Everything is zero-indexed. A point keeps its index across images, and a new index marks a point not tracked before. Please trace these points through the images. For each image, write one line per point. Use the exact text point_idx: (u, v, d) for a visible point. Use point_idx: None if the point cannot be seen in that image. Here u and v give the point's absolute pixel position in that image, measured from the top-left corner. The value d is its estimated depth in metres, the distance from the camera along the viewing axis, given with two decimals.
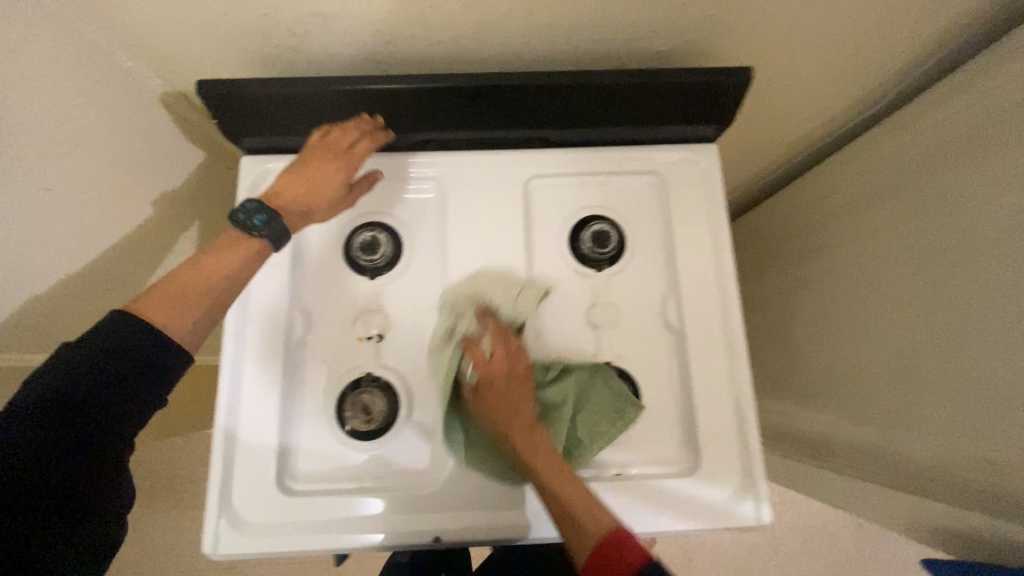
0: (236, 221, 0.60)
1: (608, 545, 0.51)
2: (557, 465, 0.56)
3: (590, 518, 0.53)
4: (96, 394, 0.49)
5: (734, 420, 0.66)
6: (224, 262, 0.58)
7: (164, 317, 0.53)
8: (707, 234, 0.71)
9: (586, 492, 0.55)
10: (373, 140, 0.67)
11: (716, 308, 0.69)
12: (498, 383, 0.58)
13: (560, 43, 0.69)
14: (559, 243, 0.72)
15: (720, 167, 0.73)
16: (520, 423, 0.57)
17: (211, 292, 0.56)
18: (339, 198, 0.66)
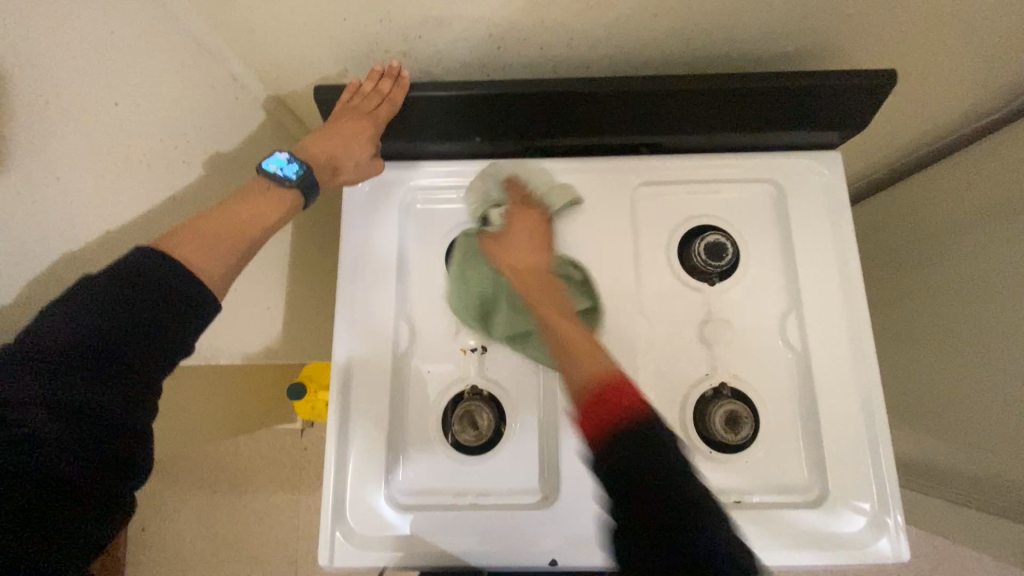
0: (264, 172, 0.60)
1: (604, 383, 0.48)
2: (555, 307, 0.59)
3: (590, 355, 0.51)
4: (114, 340, 0.44)
5: (864, 447, 0.63)
6: (253, 209, 0.57)
7: (192, 260, 0.51)
8: (832, 250, 0.67)
9: (584, 333, 0.55)
10: (391, 103, 0.66)
11: (843, 328, 0.65)
12: (518, 230, 0.65)
13: (679, 45, 0.65)
14: (669, 255, 0.68)
15: (845, 178, 0.69)
16: (532, 258, 0.63)
17: (246, 239, 0.55)
18: (365, 164, 0.67)
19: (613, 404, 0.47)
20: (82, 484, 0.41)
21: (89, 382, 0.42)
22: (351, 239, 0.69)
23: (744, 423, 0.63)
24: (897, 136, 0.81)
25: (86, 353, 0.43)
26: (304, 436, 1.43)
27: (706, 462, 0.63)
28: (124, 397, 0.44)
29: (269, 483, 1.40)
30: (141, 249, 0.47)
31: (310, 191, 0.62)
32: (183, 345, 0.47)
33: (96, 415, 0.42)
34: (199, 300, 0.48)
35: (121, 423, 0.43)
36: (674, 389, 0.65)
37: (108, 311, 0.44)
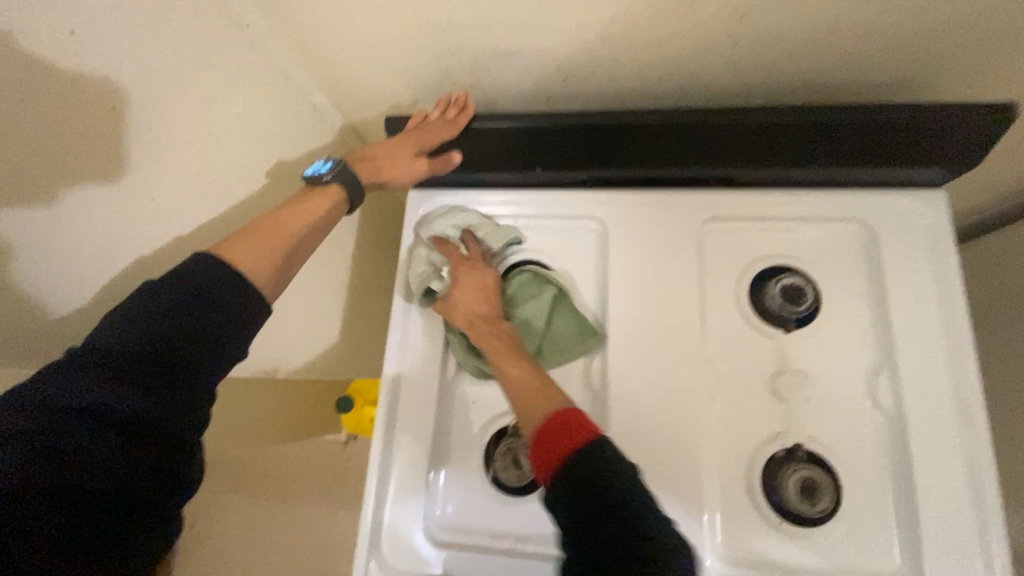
0: (307, 178, 0.61)
1: (548, 423, 0.48)
2: (503, 350, 0.58)
3: (535, 401, 0.52)
4: (171, 344, 0.44)
5: (974, 539, 0.53)
6: (301, 212, 0.57)
7: (249, 258, 0.52)
8: (934, 303, 0.59)
9: (534, 376, 0.55)
10: (447, 124, 0.66)
11: (947, 396, 0.56)
12: (460, 283, 0.63)
13: (758, 75, 0.61)
14: (739, 297, 0.63)
15: (951, 220, 0.61)
16: (480, 309, 0.62)
17: (290, 235, 0.55)
18: (408, 162, 0.64)
19: (562, 443, 0.46)
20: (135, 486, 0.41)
21: (143, 385, 0.43)
22: (408, 263, 0.70)
23: (822, 493, 0.56)
24: (1012, 174, 0.72)
25: (143, 357, 0.43)
26: (346, 447, 1.45)
27: (774, 534, 0.56)
28: (178, 401, 0.44)
29: (310, 490, 1.43)
30: (201, 254, 0.49)
31: (351, 188, 0.61)
32: (236, 352, 0.48)
33: (152, 416, 0.43)
34: (257, 308, 0.50)
35: (176, 424, 0.44)
36: (741, 446, 0.58)
37: (166, 315, 0.45)
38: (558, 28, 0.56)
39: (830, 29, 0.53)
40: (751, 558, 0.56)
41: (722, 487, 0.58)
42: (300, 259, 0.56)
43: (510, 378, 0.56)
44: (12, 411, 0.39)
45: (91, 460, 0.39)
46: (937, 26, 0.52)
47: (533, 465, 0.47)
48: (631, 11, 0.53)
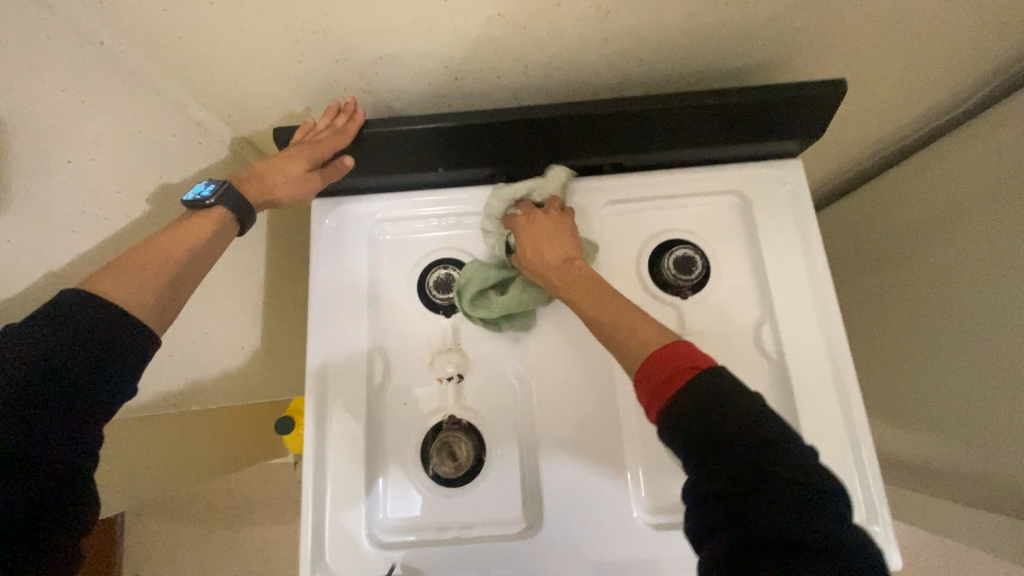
0: (189, 202, 0.57)
1: (654, 359, 0.47)
2: (595, 290, 0.57)
3: (636, 334, 0.51)
4: (49, 388, 0.41)
5: (847, 455, 0.62)
6: (186, 236, 0.54)
7: (129, 289, 0.47)
8: (801, 258, 0.67)
9: (627, 306, 0.53)
10: (334, 130, 0.65)
11: (817, 336, 0.65)
12: (540, 224, 0.64)
13: (633, 65, 0.66)
14: (640, 271, 0.68)
15: (807, 184, 0.69)
16: (559, 258, 0.61)
17: (175, 262, 0.51)
18: (295, 177, 0.63)
19: (675, 374, 0.45)
20: (18, 542, 0.39)
21: (12, 435, 0.39)
22: (322, 274, 0.69)
23: None
24: (859, 139, 0.83)
25: (7, 403, 0.39)
26: (297, 470, 1.40)
27: None
28: (60, 447, 0.41)
29: (263, 520, 1.37)
30: (68, 289, 0.44)
31: (238, 208, 0.58)
32: (125, 388, 0.45)
33: (33, 464, 0.40)
34: (140, 343, 0.46)
35: (63, 467, 0.42)
36: None
37: (30, 355, 0.41)
38: (438, 31, 0.57)
39: (685, 21, 0.59)
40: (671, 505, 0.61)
41: (640, 446, 0.63)
42: (190, 286, 0.53)
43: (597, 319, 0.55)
44: None
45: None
46: (771, 15, 0.59)
47: (648, 390, 0.46)
48: (504, 12, 0.56)
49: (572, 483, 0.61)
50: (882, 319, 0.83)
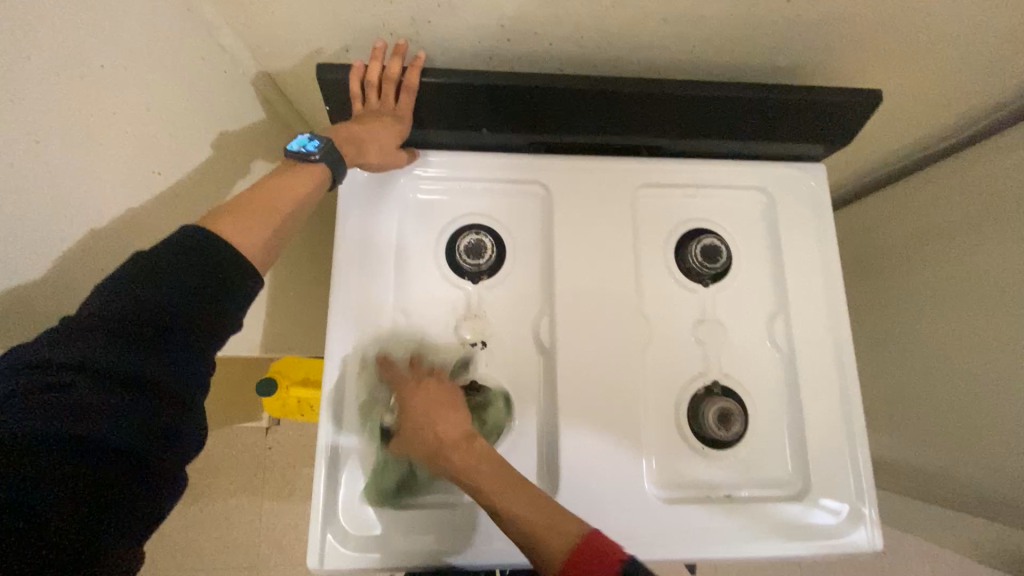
0: (291, 153, 0.55)
1: (582, 548, 0.48)
2: (501, 479, 0.53)
3: (559, 526, 0.50)
4: (164, 309, 0.41)
5: (844, 442, 0.66)
6: (289, 188, 0.53)
7: (243, 231, 0.47)
8: (816, 256, 0.71)
9: (546, 505, 0.52)
10: (409, 94, 0.62)
11: (826, 331, 0.69)
12: (421, 421, 0.56)
13: (685, 49, 0.66)
14: (667, 254, 0.70)
15: (829, 187, 0.72)
16: (451, 435, 0.55)
17: (282, 211, 0.51)
18: (390, 148, 0.61)
19: (596, 568, 0.47)
20: (130, 458, 0.38)
21: (138, 345, 0.40)
22: (345, 230, 0.66)
23: (735, 419, 0.65)
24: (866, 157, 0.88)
25: (141, 314, 0.40)
26: (269, 435, 1.36)
27: (697, 458, 0.65)
28: (178, 367, 0.41)
29: (229, 486, 1.32)
30: (191, 224, 0.45)
31: (336, 163, 0.56)
32: (236, 320, 0.45)
33: (154, 383, 0.40)
34: (248, 281, 0.45)
35: (179, 394, 0.41)
36: (670, 387, 0.66)
37: (167, 274, 0.41)
38: None
39: (748, 12, 0.59)
40: (676, 479, 0.64)
41: (656, 422, 0.65)
42: (288, 236, 0.52)
43: (508, 515, 0.51)
44: (15, 368, 0.37)
45: (78, 424, 0.36)
46: (826, 17, 0.60)
47: (565, 570, 0.48)
48: None
49: (590, 454, 0.63)
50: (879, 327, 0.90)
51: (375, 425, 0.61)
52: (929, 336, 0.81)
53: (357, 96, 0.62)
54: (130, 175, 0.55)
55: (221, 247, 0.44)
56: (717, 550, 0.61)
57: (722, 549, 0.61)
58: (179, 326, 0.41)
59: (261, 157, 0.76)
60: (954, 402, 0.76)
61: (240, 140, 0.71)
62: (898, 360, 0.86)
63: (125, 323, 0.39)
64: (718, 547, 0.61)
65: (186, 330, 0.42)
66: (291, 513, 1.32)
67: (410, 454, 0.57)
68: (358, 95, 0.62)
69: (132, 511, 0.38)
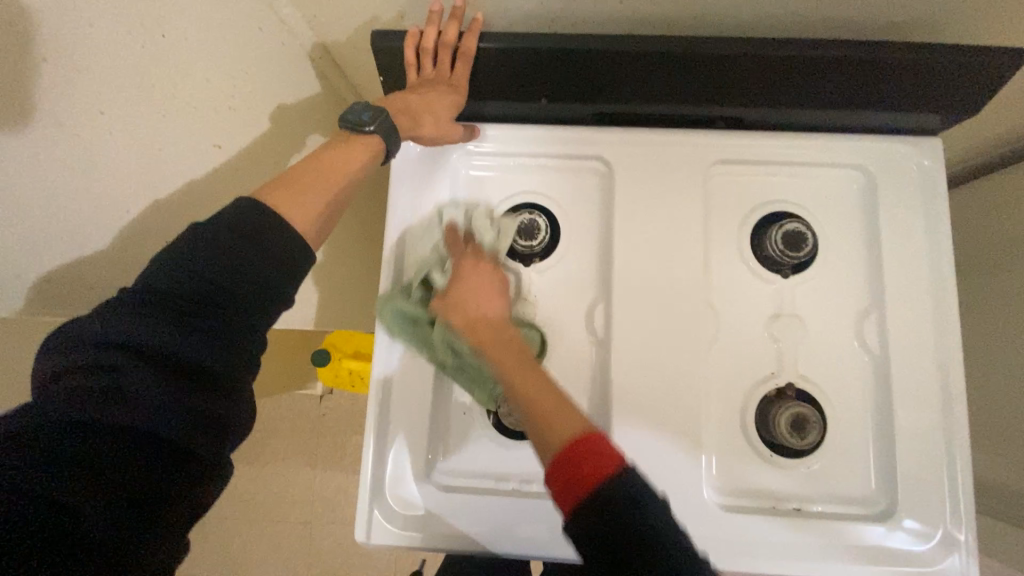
0: (346, 122, 0.53)
1: (574, 449, 0.44)
2: (523, 370, 0.49)
3: (562, 419, 0.46)
4: (211, 289, 0.41)
5: (941, 462, 0.58)
6: (345, 161, 0.51)
7: (296, 203, 0.46)
8: (924, 247, 0.61)
9: (556, 390, 0.48)
10: (467, 61, 0.58)
11: (929, 335, 0.59)
12: (462, 274, 0.56)
13: (779, 3, 0.57)
14: (741, 240, 0.63)
15: (945, 167, 0.61)
16: (486, 311, 0.54)
17: (335, 184, 0.50)
18: (446, 120, 0.58)
19: (583, 474, 0.43)
20: (173, 443, 0.39)
21: (185, 325, 0.40)
22: (397, 207, 0.64)
23: (811, 427, 0.58)
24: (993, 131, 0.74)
25: (188, 294, 0.40)
26: (322, 402, 1.42)
27: (764, 466, 0.59)
28: (223, 348, 0.41)
29: (286, 446, 1.41)
30: (247, 196, 0.44)
31: (390, 135, 0.53)
32: (282, 301, 0.44)
33: (199, 365, 0.40)
34: (300, 259, 0.45)
35: (224, 375, 0.41)
36: (737, 387, 0.61)
37: (212, 252, 0.41)
38: None
39: None
40: (739, 486, 0.59)
41: (718, 424, 0.60)
42: (340, 210, 0.51)
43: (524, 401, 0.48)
44: (76, 347, 0.39)
45: (126, 406, 0.37)
46: None
47: (558, 482, 0.44)
48: None
49: (644, 452, 0.59)
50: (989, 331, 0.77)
51: (400, 310, 0.59)
52: None
53: (412, 64, 0.58)
54: (190, 147, 0.55)
55: (275, 221, 0.44)
56: (781, 567, 0.56)
57: (786, 567, 0.56)
58: (226, 306, 0.41)
59: (315, 130, 0.76)
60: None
61: (297, 114, 0.70)
62: (1012, 371, 0.74)
63: (173, 303, 0.40)
64: (783, 562, 0.56)
65: (231, 310, 0.41)
66: (342, 476, 1.39)
67: (444, 321, 0.55)
68: (412, 63, 0.58)
69: (177, 493, 0.39)
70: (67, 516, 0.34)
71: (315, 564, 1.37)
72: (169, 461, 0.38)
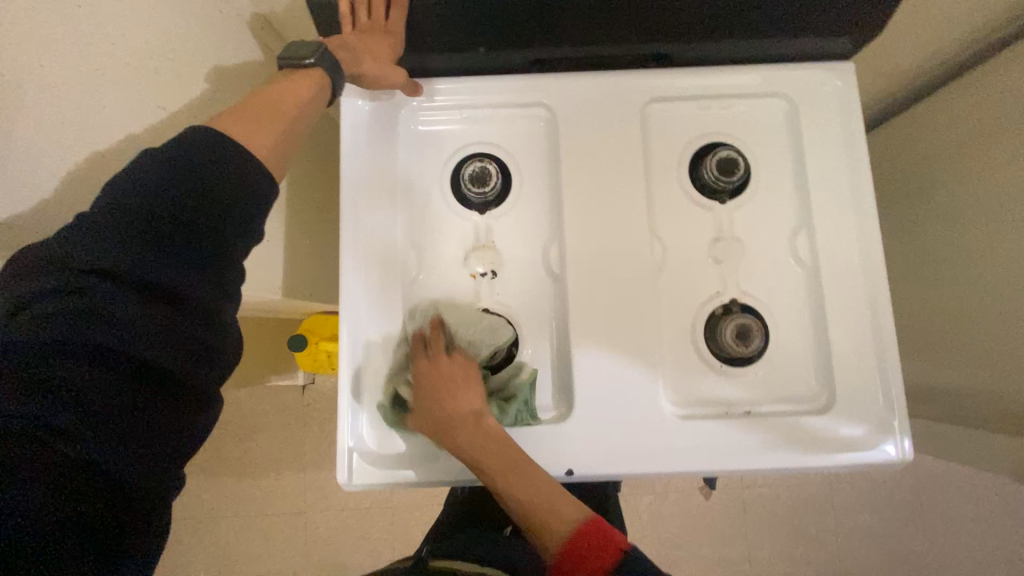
0: (286, 61, 0.56)
1: (582, 537, 0.49)
2: (518, 471, 0.55)
3: (558, 514, 0.52)
4: (178, 215, 0.42)
5: (872, 356, 0.63)
6: (288, 94, 0.54)
7: (247, 133, 0.49)
8: (844, 163, 0.66)
9: (549, 487, 0.54)
10: (402, 9, 0.60)
11: (854, 242, 0.65)
12: (444, 394, 0.57)
13: None
14: (680, 171, 0.67)
15: (857, 89, 0.67)
16: (466, 416, 0.57)
17: (285, 116, 0.52)
18: (387, 63, 0.60)
19: (594, 558, 0.47)
20: (155, 367, 0.41)
21: (156, 250, 0.41)
22: (351, 167, 0.66)
23: (755, 335, 0.63)
24: (896, 63, 0.81)
25: (156, 218, 0.42)
26: (306, 392, 1.42)
27: (715, 376, 0.64)
28: (196, 274, 0.43)
29: (273, 440, 1.41)
30: (201, 124, 0.47)
31: (331, 71, 0.57)
32: (251, 231, 0.47)
33: (175, 289, 0.42)
34: (266, 190, 0.48)
35: (201, 301, 0.43)
36: (685, 306, 0.65)
37: (171, 183, 0.43)
38: None
39: None
40: (693, 397, 0.64)
41: (671, 343, 0.65)
42: (295, 143, 0.54)
43: (513, 503, 0.54)
44: (47, 270, 0.40)
45: (104, 328, 0.39)
46: None
47: (574, 554, 0.49)
48: None
49: (605, 376, 0.63)
50: (921, 246, 0.84)
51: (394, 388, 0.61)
52: (973, 250, 0.75)
53: (347, 16, 0.60)
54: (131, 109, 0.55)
55: (229, 146, 0.46)
56: (735, 465, 0.61)
57: (740, 464, 0.61)
58: (196, 233, 0.43)
59: None
60: (1000, 316, 0.71)
61: (244, 82, 0.72)
62: (943, 278, 0.80)
63: (142, 226, 0.41)
64: (737, 459, 0.61)
65: (201, 238, 0.43)
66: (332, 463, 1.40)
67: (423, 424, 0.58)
68: (348, 15, 0.60)
69: (166, 420, 0.41)
70: (56, 442, 0.36)
71: (312, 551, 1.38)
72: (154, 388, 0.41)
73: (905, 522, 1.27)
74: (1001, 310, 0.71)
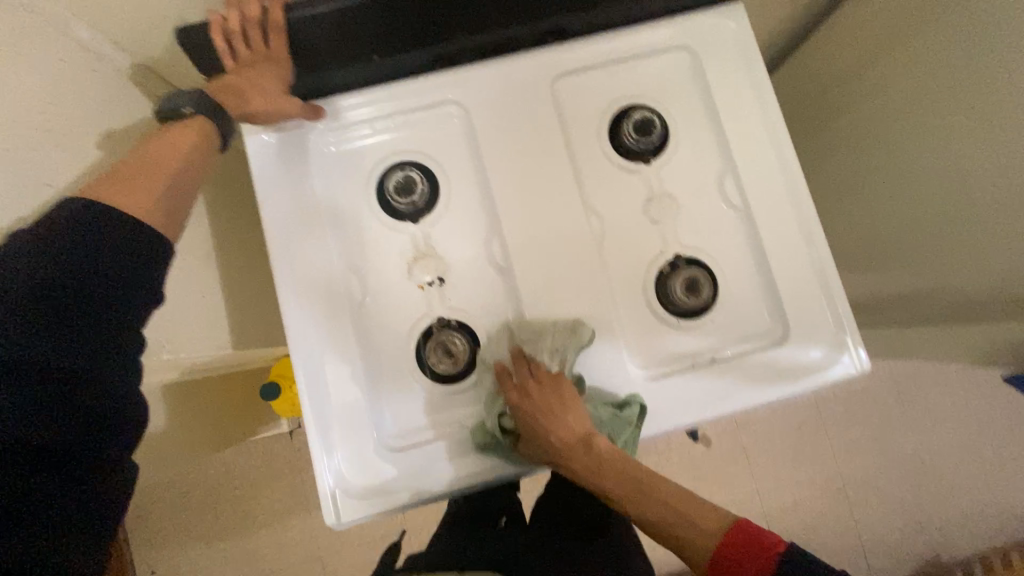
0: (163, 111, 0.55)
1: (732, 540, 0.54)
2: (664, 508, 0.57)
3: (704, 519, 0.56)
4: (61, 292, 0.41)
5: (813, 278, 0.65)
6: (169, 146, 0.52)
7: (123, 195, 0.47)
8: (753, 100, 0.68)
9: (692, 496, 0.58)
10: (280, 32, 0.58)
11: (776, 174, 0.67)
12: (552, 417, 0.58)
13: None
14: (601, 140, 0.67)
15: (750, 26, 0.68)
16: (580, 436, 0.58)
17: (165, 170, 0.50)
18: (276, 95, 0.59)
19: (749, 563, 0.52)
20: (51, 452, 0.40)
21: (40, 331, 0.40)
22: (270, 205, 0.63)
23: (703, 285, 0.65)
24: None
25: (36, 298, 0.40)
26: (295, 437, 1.39)
27: (676, 331, 0.65)
28: (89, 350, 0.42)
29: (271, 494, 1.37)
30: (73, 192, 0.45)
31: (212, 115, 0.56)
32: (147, 294, 0.46)
33: (65, 369, 0.40)
34: (154, 249, 0.46)
35: (96, 378, 0.42)
36: (634, 269, 0.66)
37: (44, 257, 0.41)
38: None
39: None
40: (659, 356, 0.65)
41: (628, 309, 0.65)
42: (183, 195, 0.52)
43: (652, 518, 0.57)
44: None
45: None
46: None
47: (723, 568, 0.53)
48: None
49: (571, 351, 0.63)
50: (845, 165, 0.88)
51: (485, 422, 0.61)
52: (888, 159, 0.79)
53: (223, 49, 0.58)
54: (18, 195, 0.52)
55: (104, 212, 0.44)
56: (710, 411, 0.62)
57: (713, 409, 0.62)
58: (84, 308, 0.42)
59: None
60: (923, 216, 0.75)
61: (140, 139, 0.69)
62: (869, 191, 0.84)
63: (20, 308, 0.39)
64: (711, 405, 0.62)
65: (90, 312, 0.42)
66: None
67: (531, 449, 0.59)
68: (224, 49, 0.58)
69: (63, 501, 0.40)
70: None
71: None
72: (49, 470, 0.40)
73: (892, 423, 1.33)
74: (920, 208, 0.76)
